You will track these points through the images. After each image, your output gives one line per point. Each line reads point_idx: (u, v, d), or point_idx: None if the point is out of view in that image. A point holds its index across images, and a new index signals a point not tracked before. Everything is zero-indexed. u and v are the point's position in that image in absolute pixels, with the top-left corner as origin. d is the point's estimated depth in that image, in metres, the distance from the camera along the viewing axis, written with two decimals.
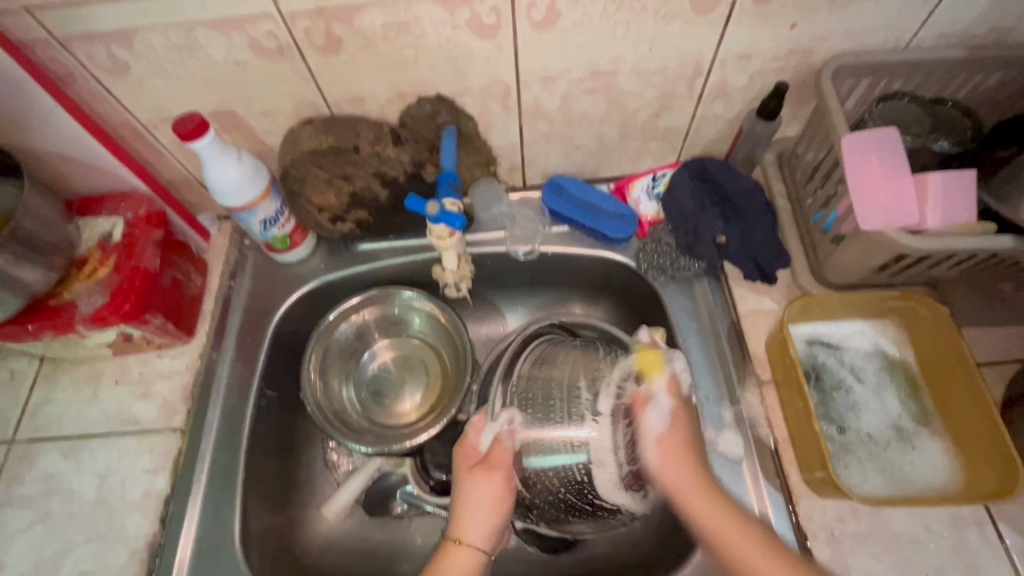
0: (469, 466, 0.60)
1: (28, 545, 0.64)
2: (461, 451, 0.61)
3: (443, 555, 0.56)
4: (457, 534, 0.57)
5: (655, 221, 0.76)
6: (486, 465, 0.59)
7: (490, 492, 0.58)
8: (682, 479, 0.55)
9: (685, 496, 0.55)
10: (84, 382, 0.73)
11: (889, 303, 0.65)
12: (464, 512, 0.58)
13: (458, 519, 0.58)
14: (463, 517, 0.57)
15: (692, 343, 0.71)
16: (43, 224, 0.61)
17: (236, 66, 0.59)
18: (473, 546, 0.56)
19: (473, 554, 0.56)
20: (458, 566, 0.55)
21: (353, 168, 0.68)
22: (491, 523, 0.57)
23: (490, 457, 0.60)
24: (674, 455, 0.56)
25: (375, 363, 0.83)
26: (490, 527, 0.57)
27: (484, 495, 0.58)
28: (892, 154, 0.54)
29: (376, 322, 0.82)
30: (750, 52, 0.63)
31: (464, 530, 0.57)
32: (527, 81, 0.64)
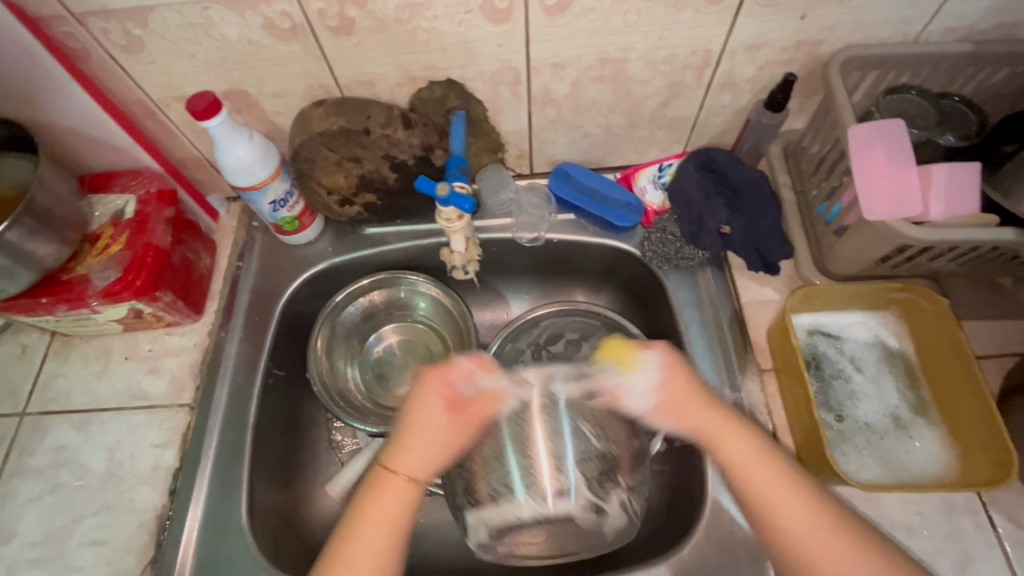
0: (433, 392, 0.55)
1: (39, 515, 0.66)
2: (429, 377, 0.55)
3: (373, 483, 0.52)
4: (391, 462, 0.52)
5: (661, 210, 0.77)
6: (445, 386, 0.55)
7: (436, 421, 0.54)
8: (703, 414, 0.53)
9: (748, 472, 0.50)
10: (93, 357, 0.74)
11: (890, 295, 0.66)
12: (403, 439, 0.53)
13: (394, 448, 0.53)
14: (401, 446, 0.53)
15: (693, 331, 0.72)
16: (58, 199, 0.62)
17: (250, 45, 0.60)
18: (405, 476, 0.51)
19: (406, 485, 0.51)
20: (387, 494, 0.51)
21: (363, 151, 0.68)
22: (438, 456, 0.53)
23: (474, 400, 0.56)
24: (743, 431, 0.52)
25: (381, 345, 0.84)
26: (439, 460, 0.53)
27: (435, 421, 0.54)
28: (897, 145, 0.55)
29: (384, 305, 0.83)
30: (759, 42, 0.63)
31: (399, 459, 0.52)
32: (537, 67, 0.65)
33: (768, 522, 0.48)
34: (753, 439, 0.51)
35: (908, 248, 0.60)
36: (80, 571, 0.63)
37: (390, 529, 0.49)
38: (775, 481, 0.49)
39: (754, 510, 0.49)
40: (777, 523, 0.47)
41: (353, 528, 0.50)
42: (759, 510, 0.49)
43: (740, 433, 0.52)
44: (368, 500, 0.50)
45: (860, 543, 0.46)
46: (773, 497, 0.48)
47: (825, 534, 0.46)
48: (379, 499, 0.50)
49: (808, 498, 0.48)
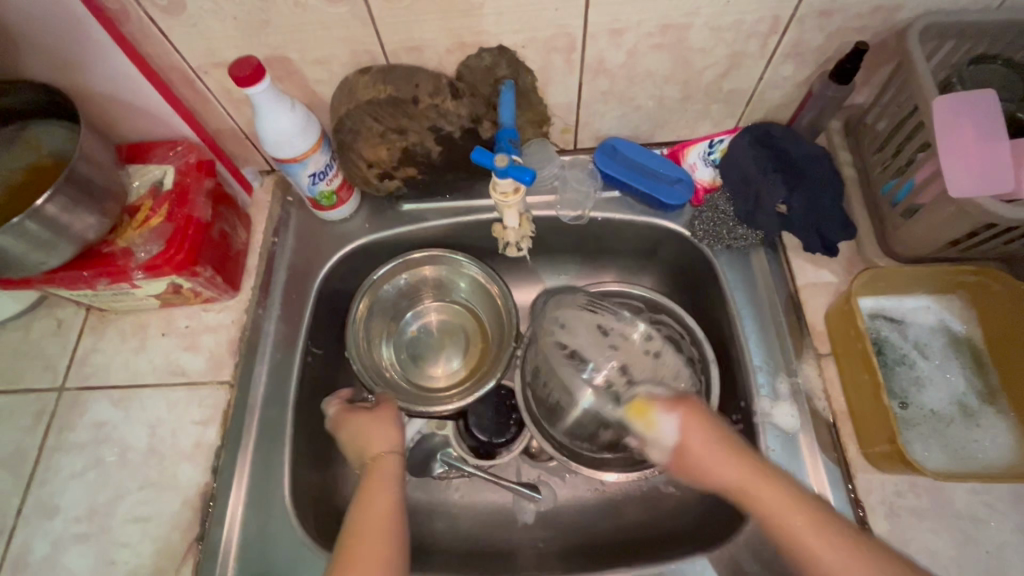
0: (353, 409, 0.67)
1: (82, 490, 0.65)
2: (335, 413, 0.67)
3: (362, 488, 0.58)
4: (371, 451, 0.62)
5: (711, 188, 0.74)
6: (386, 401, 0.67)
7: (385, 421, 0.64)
8: (719, 454, 0.55)
9: (746, 483, 0.53)
10: (130, 333, 0.73)
11: (959, 278, 0.63)
12: (373, 433, 0.63)
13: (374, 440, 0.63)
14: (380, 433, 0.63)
15: (745, 313, 0.70)
16: (99, 169, 0.60)
17: (296, 7, 0.57)
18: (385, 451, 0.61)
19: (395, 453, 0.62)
20: (386, 469, 0.60)
21: (409, 121, 0.66)
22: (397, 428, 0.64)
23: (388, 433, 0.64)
24: (720, 449, 0.55)
25: (416, 324, 0.83)
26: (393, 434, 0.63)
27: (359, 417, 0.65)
28: (986, 118, 0.51)
29: (422, 286, 0.81)
30: (832, 8, 0.59)
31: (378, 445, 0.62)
32: (595, 33, 0.61)
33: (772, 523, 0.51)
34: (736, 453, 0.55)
35: (991, 228, 0.56)
36: (126, 547, 0.62)
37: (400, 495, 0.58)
38: (751, 481, 0.53)
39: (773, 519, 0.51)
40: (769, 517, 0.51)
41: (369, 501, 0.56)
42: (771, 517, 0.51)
43: (707, 442, 0.56)
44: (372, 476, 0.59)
45: (863, 542, 0.48)
46: (762, 496, 0.52)
47: (809, 534, 0.49)
48: (382, 468, 0.60)
49: (793, 508, 0.50)
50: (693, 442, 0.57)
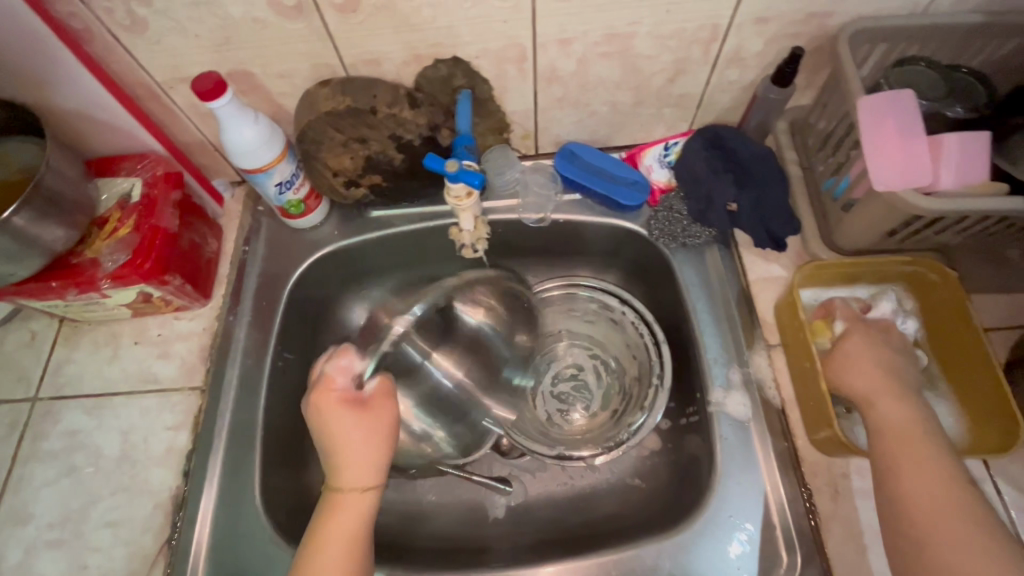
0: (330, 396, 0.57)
1: (54, 498, 0.66)
2: (320, 403, 0.57)
3: (327, 501, 0.57)
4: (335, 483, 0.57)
5: (667, 188, 0.77)
6: (362, 404, 0.58)
7: (361, 435, 0.57)
8: (890, 397, 0.56)
9: (904, 436, 0.53)
10: (103, 343, 0.74)
11: (898, 270, 0.66)
12: (338, 461, 0.57)
13: (336, 470, 0.57)
14: (340, 467, 0.57)
15: (701, 308, 0.72)
16: (66, 183, 0.62)
17: (254, 24, 0.59)
18: (353, 487, 0.57)
19: (359, 496, 0.57)
20: (343, 510, 0.56)
21: (370, 131, 0.69)
22: (372, 464, 0.58)
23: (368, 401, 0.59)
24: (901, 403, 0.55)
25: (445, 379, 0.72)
26: (378, 463, 0.58)
27: (349, 432, 0.57)
28: (903, 117, 0.55)
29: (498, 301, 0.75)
30: (767, 16, 0.62)
31: (342, 478, 0.57)
32: (544, 43, 0.64)
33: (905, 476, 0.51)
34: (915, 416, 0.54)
35: (918, 220, 0.60)
36: (98, 551, 0.64)
37: (346, 554, 0.54)
38: (918, 456, 0.51)
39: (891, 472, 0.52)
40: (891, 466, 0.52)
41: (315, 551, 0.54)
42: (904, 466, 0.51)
43: (902, 411, 0.55)
44: (324, 514, 0.56)
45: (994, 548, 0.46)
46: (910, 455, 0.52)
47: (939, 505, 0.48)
48: (337, 511, 0.56)
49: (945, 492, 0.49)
50: (876, 368, 0.58)
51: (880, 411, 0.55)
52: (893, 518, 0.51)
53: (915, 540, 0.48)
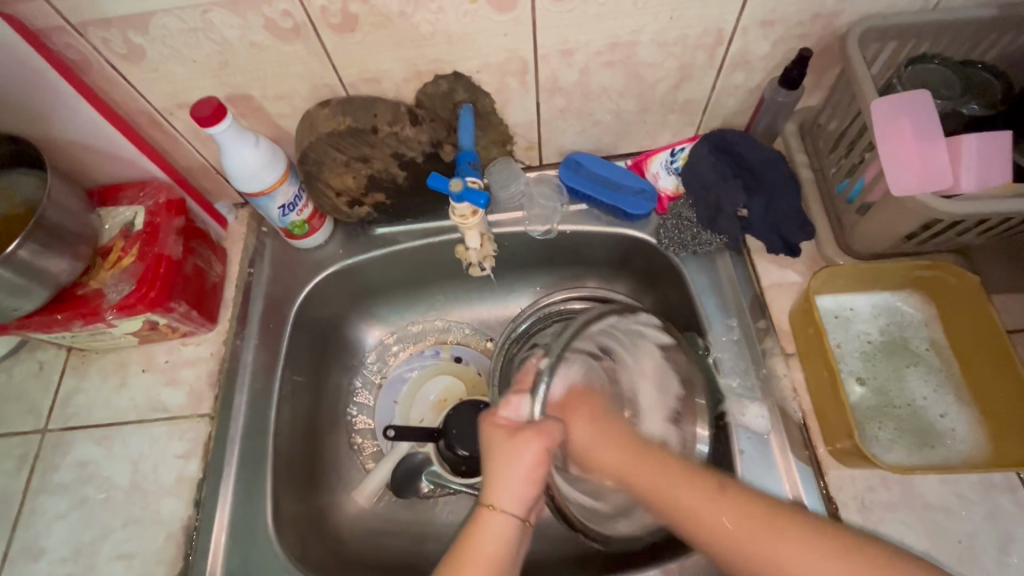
0: (497, 427, 0.55)
1: (66, 531, 0.66)
2: (487, 419, 0.56)
3: (474, 522, 0.53)
4: (490, 500, 0.53)
5: (674, 196, 0.76)
6: (530, 431, 0.53)
7: (530, 461, 0.53)
8: (614, 459, 0.55)
9: (659, 489, 0.52)
10: (111, 372, 0.74)
11: (916, 273, 0.64)
12: (497, 478, 0.53)
13: (490, 486, 0.53)
14: (496, 484, 0.52)
15: (714, 318, 0.71)
16: (68, 214, 0.61)
17: (252, 48, 0.59)
18: (506, 511, 0.52)
19: (507, 521, 0.52)
20: (492, 533, 0.52)
21: (371, 150, 0.67)
22: (530, 493, 0.53)
23: (538, 424, 0.54)
24: (614, 445, 0.56)
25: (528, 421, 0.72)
26: (529, 494, 0.53)
27: (519, 462, 0.53)
28: (918, 117, 0.54)
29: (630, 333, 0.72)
30: (773, 18, 0.61)
31: (499, 497, 0.52)
32: (545, 55, 0.63)
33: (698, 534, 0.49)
34: (614, 445, 0.56)
35: (937, 223, 0.58)
36: None
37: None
38: (699, 506, 0.49)
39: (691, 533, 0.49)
40: (698, 532, 0.49)
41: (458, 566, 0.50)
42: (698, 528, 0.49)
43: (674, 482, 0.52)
44: (472, 536, 0.52)
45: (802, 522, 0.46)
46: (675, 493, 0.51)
47: (686, 493, 0.50)
48: (484, 531, 0.52)
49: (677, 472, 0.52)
50: (574, 439, 0.57)
51: (631, 480, 0.54)
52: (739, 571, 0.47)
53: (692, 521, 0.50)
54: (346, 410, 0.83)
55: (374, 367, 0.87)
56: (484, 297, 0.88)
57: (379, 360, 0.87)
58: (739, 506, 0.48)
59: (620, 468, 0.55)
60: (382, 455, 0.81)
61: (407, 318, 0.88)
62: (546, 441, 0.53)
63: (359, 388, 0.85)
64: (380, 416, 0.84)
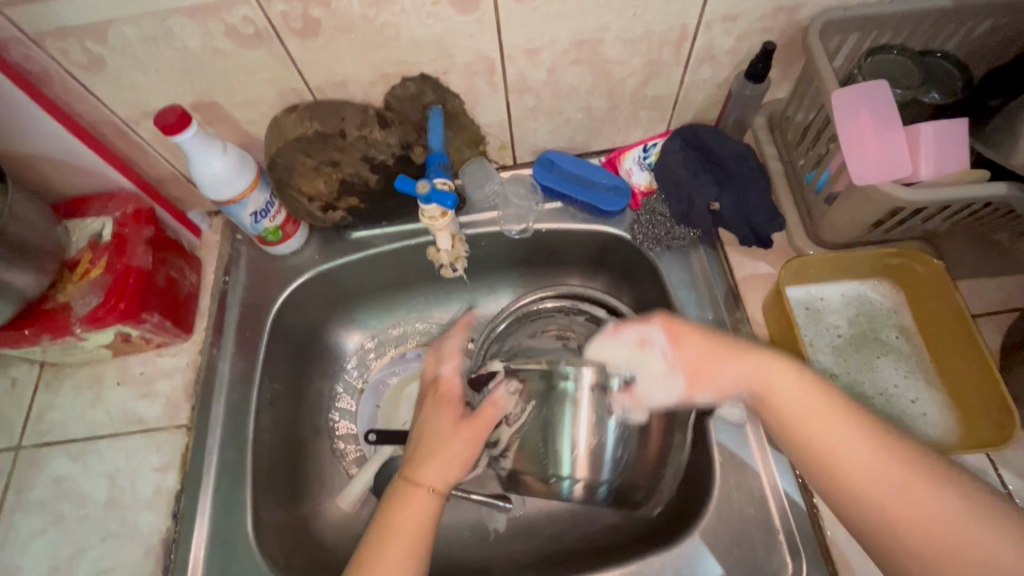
0: (446, 410, 0.62)
1: (42, 549, 0.65)
2: (437, 401, 0.63)
3: (399, 495, 0.57)
4: (418, 477, 0.57)
5: (648, 191, 0.76)
6: (472, 419, 0.61)
7: (466, 445, 0.59)
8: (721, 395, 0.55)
9: (804, 415, 0.50)
10: (85, 386, 0.73)
11: (884, 261, 0.65)
12: (430, 458, 0.58)
13: (422, 466, 0.58)
14: (425, 462, 0.58)
15: (690, 311, 0.71)
16: (30, 228, 0.60)
17: (215, 55, 0.58)
18: (432, 489, 0.57)
19: (431, 501, 0.57)
20: (413, 508, 0.56)
21: (341, 154, 0.67)
22: (456, 467, 0.59)
23: (480, 412, 0.61)
24: (734, 372, 0.53)
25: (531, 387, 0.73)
26: (456, 476, 0.59)
27: (454, 442, 0.59)
28: (877, 107, 0.55)
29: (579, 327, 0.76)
30: (735, 13, 0.62)
31: (425, 474, 0.58)
32: (511, 55, 0.63)
33: (857, 494, 0.46)
34: (759, 355, 0.53)
35: (902, 211, 0.59)
36: None
37: (410, 552, 0.54)
38: (908, 497, 0.45)
39: (816, 454, 0.49)
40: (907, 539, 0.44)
41: (377, 549, 0.53)
42: (825, 452, 0.48)
43: (863, 446, 0.47)
44: (394, 511, 0.56)
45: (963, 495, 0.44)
46: (831, 439, 0.48)
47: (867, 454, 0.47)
48: (407, 509, 0.56)
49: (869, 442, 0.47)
50: (692, 354, 0.55)
51: (772, 398, 0.52)
52: (835, 499, 0.48)
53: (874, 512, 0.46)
54: (328, 416, 0.83)
55: (355, 373, 0.86)
56: (464, 297, 0.88)
57: (360, 366, 0.86)
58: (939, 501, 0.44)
59: (750, 380, 0.53)
60: (365, 460, 0.80)
61: (387, 321, 0.88)
62: (483, 428, 0.60)
63: (340, 393, 0.85)
64: (362, 421, 0.83)
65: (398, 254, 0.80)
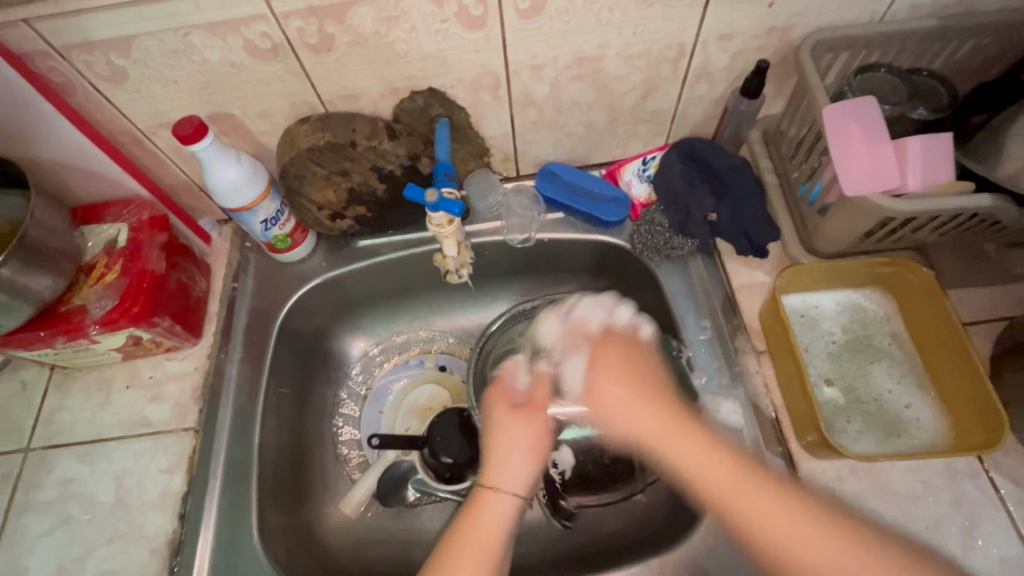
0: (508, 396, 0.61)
1: (49, 550, 0.65)
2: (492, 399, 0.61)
3: (474, 500, 0.53)
4: (491, 479, 0.54)
5: (647, 203, 0.78)
6: (529, 406, 0.59)
7: (525, 440, 0.56)
8: (653, 428, 0.53)
9: (664, 451, 0.51)
10: (95, 389, 0.74)
11: (876, 271, 0.67)
12: (497, 457, 0.55)
13: (491, 467, 0.55)
14: (498, 463, 0.54)
15: (687, 318, 0.73)
16: (51, 233, 0.62)
17: (232, 68, 0.61)
18: (508, 491, 0.53)
19: (508, 499, 0.53)
20: (490, 510, 0.52)
21: (351, 164, 0.70)
22: (527, 468, 0.55)
23: (532, 398, 0.60)
24: (643, 409, 0.54)
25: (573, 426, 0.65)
26: (528, 475, 0.55)
27: (516, 435, 0.56)
28: (867, 122, 0.58)
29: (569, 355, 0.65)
30: (730, 32, 0.64)
31: (499, 476, 0.54)
32: (516, 70, 0.66)
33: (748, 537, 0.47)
34: (703, 452, 0.50)
35: (892, 222, 0.61)
36: None
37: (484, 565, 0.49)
38: (752, 505, 0.47)
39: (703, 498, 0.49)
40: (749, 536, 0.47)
41: (454, 554, 0.49)
42: (723, 507, 0.48)
43: (730, 480, 0.48)
44: (469, 514, 0.52)
45: (799, 503, 0.46)
46: (715, 490, 0.48)
47: (729, 492, 0.48)
48: (484, 511, 0.52)
49: (771, 505, 0.46)
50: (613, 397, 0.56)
51: (671, 454, 0.51)
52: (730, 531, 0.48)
53: (718, 505, 0.48)
54: (331, 422, 0.84)
55: (359, 379, 0.87)
56: (467, 305, 0.89)
57: (364, 372, 0.88)
58: (789, 508, 0.46)
59: (690, 461, 0.50)
60: (368, 465, 0.81)
61: (391, 329, 0.89)
62: (541, 409, 0.59)
63: (344, 399, 0.86)
64: (366, 427, 0.84)
65: (402, 261, 0.81)
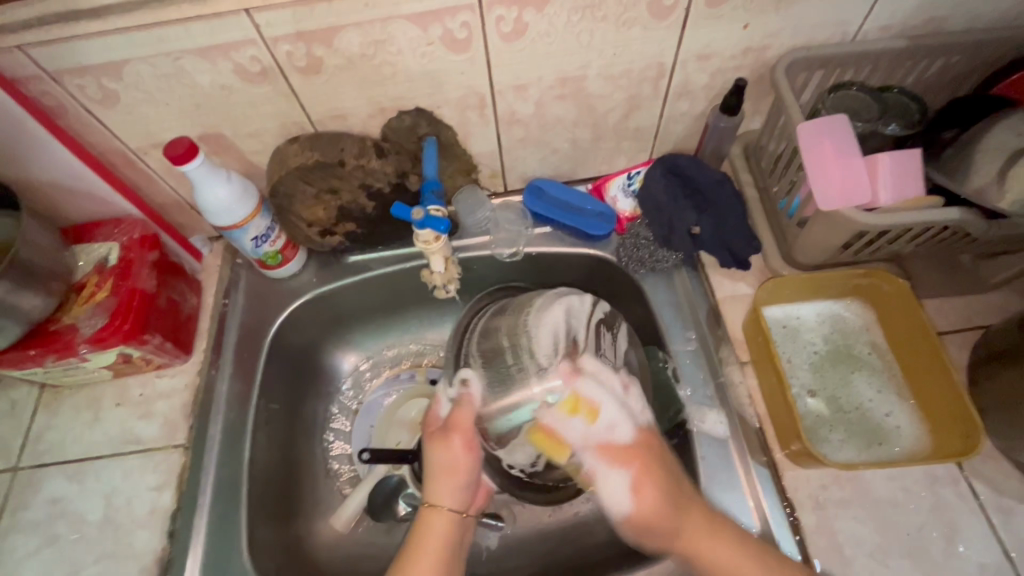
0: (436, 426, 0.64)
1: (36, 570, 0.65)
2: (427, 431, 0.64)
3: (420, 518, 0.61)
4: (431, 498, 0.61)
5: (632, 217, 0.79)
6: (451, 429, 0.62)
7: (457, 457, 0.61)
8: (663, 516, 0.57)
9: (663, 530, 0.57)
10: (84, 407, 0.74)
11: (855, 282, 0.69)
12: (434, 477, 0.61)
13: (433, 486, 0.61)
14: (438, 484, 0.61)
15: (673, 330, 0.75)
16: (41, 253, 0.63)
17: (222, 90, 0.62)
18: (446, 506, 0.60)
19: (449, 515, 0.60)
20: (434, 529, 0.60)
21: (340, 182, 0.71)
22: (462, 482, 0.61)
23: (453, 420, 0.62)
24: (642, 491, 0.58)
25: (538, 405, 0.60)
26: (463, 489, 0.61)
27: (448, 458, 0.61)
28: (840, 140, 0.60)
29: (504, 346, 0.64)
30: (708, 52, 0.66)
31: (437, 493, 0.61)
32: (501, 90, 0.68)
33: None
34: (702, 520, 0.57)
35: (868, 234, 0.62)
36: None
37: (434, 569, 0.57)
38: (739, 567, 0.54)
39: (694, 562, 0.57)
40: None
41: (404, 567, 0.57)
42: None
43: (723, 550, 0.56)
44: (418, 532, 0.60)
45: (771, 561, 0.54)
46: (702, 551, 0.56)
47: (716, 550, 0.56)
48: (429, 528, 0.60)
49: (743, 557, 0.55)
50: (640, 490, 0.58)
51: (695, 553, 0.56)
52: None
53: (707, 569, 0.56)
54: (322, 437, 0.84)
55: (350, 393, 0.88)
56: (457, 318, 0.90)
57: (354, 386, 0.88)
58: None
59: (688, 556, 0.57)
60: (358, 480, 0.81)
61: (382, 343, 0.90)
62: (465, 435, 0.61)
63: (334, 414, 0.86)
64: (356, 441, 0.85)
65: (392, 276, 0.83)
